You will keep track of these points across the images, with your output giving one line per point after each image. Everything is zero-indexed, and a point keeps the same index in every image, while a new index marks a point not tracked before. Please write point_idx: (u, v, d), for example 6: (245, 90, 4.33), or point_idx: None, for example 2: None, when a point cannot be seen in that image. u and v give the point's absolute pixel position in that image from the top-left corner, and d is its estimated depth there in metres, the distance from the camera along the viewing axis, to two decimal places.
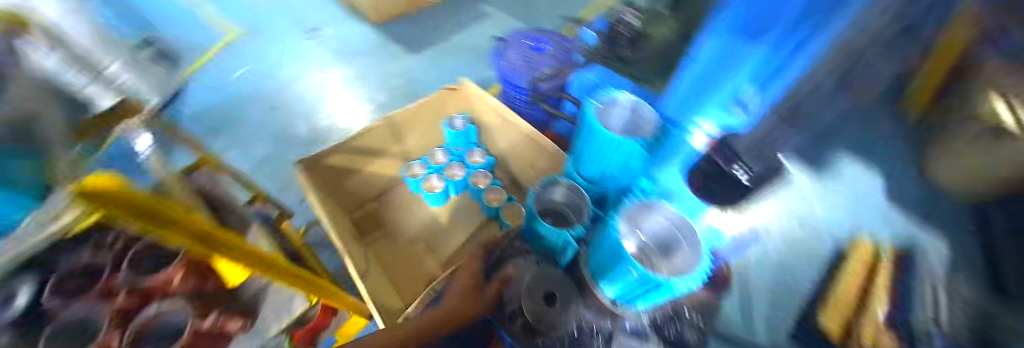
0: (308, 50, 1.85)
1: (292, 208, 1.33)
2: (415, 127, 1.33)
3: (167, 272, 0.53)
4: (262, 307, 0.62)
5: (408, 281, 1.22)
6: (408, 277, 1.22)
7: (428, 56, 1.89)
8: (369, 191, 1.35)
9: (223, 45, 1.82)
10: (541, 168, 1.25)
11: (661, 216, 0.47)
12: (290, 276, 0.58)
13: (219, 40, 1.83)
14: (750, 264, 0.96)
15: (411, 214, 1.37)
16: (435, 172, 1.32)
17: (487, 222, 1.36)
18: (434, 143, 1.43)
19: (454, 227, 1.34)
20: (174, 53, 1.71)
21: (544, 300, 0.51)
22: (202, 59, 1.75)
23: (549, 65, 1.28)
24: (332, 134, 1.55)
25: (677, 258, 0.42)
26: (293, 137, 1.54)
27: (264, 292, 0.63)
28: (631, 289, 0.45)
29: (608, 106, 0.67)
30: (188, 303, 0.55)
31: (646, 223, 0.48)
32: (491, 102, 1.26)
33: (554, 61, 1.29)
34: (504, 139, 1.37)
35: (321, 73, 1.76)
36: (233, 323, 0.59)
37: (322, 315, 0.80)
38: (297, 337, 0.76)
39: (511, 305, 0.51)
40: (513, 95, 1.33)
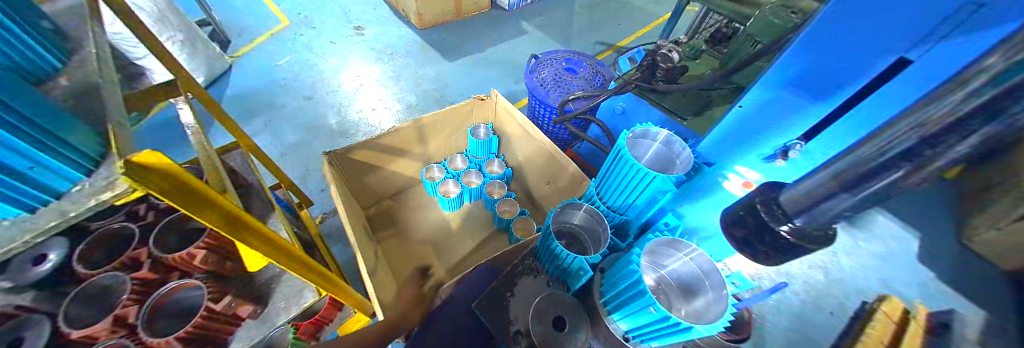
0: (349, 47, 1.96)
1: (313, 197, 1.38)
2: (439, 132, 1.35)
3: (190, 250, 0.59)
4: (274, 295, 0.66)
5: None
6: (412, 281, 1.21)
7: (459, 64, 1.99)
8: (386, 189, 1.38)
9: (271, 33, 1.96)
10: (558, 187, 1.24)
11: (684, 255, 0.45)
12: (304, 267, 0.60)
13: (268, 29, 1.97)
14: (767, 311, 0.95)
15: (422, 216, 1.39)
16: (453, 177, 1.41)
17: (496, 234, 1.36)
18: (456, 150, 1.50)
19: (464, 232, 1.36)
20: (226, 36, 1.85)
21: (553, 325, 0.50)
22: (250, 44, 1.87)
23: (580, 87, 1.28)
24: (361, 129, 1.60)
25: (698, 304, 0.42)
26: (326, 127, 1.59)
27: (279, 279, 0.68)
28: (645, 326, 0.42)
29: (639, 137, 0.61)
30: (207, 281, 0.61)
31: (668, 262, 0.47)
32: (518, 116, 1.26)
33: (586, 84, 1.29)
34: (523, 154, 1.39)
35: (359, 69, 1.85)
36: (246, 308, 0.63)
37: (328, 308, 0.83)
38: (302, 325, 0.82)
39: (516, 325, 0.51)
40: (540, 112, 1.35)
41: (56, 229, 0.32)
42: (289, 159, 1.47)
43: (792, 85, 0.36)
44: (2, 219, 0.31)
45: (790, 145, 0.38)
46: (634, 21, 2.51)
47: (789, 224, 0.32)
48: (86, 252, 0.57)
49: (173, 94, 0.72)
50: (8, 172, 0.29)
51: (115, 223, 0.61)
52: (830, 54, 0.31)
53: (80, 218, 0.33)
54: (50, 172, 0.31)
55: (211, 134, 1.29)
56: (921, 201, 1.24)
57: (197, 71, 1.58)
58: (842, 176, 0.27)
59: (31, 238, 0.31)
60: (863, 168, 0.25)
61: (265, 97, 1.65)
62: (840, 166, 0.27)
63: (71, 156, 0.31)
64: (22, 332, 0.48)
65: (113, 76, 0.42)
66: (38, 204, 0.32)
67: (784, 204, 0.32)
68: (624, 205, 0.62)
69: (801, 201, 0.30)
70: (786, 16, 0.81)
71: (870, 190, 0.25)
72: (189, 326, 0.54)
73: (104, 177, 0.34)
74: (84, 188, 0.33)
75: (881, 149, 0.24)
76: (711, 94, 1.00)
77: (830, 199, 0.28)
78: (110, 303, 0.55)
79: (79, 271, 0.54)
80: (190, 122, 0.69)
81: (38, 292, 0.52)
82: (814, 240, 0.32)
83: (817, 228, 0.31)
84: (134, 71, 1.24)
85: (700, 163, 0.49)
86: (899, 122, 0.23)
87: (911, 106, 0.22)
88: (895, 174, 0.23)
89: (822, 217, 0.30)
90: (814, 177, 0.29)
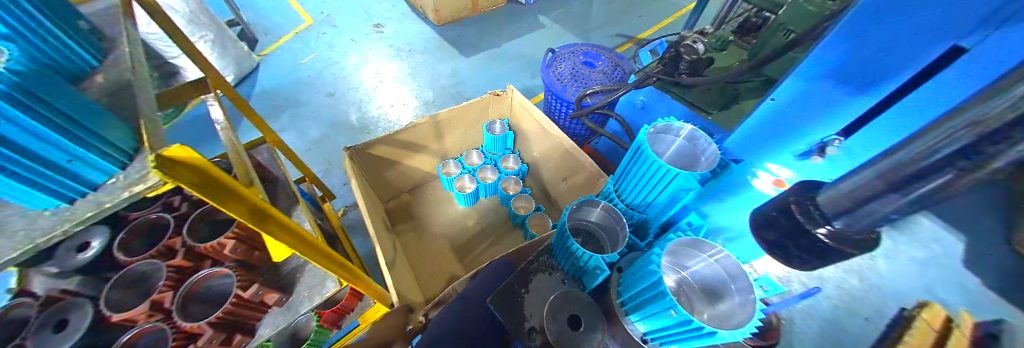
0: (368, 44, 2.00)
1: (335, 190, 1.42)
2: (456, 128, 1.36)
3: (220, 240, 0.62)
4: (299, 284, 0.69)
5: (430, 278, 1.23)
6: (429, 274, 1.23)
7: (475, 60, 1.99)
8: (404, 183, 1.40)
9: (296, 32, 2.03)
10: (575, 184, 1.22)
11: (709, 257, 0.43)
12: (326, 258, 0.62)
13: (293, 29, 2.04)
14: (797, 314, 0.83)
15: (440, 211, 1.41)
16: (469, 172, 1.42)
17: (512, 230, 1.37)
18: (472, 145, 1.51)
19: (480, 227, 1.37)
20: (254, 36, 1.93)
21: (568, 323, 0.49)
22: (276, 43, 1.95)
23: (598, 82, 1.24)
24: (380, 125, 1.63)
25: (723, 308, 0.39)
26: (347, 123, 1.64)
27: (302, 270, 0.71)
28: (665, 328, 0.41)
29: (661, 132, 0.58)
30: (236, 269, 0.65)
31: (690, 263, 0.45)
32: (535, 112, 1.25)
33: (604, 78, 1.26)
34: (540, 149, 1.38)
35: (378, 66, 1.88)
36: (273, 296, 0.66)
37: (350, 297, 0.87)
38: (325, 312, 0.85)
39: (530, 322, 0.50)
40: (557, 107, 1.34)
41: (94, 219, 0.34)
42: (313, 154, 1.52)
43: (831, 74, 0.32)
44: (45, 209, 0.34)
45: (828, 140, 0.34)
46: (658, 13, 2.42)
47: (827, 226, 0.29)
48: (125, 240, 0.62)
49: (204, 91, 0.76)
50: (50, 166, 0.31)
51: (151, 213, 0.66)
52: (872, 43, 0.28)
53: (114, 209, 0.34)
54: (87, 164, 0.33)
55: (240, 130, 1.36)
56: (979, 203, 1.13)
57: (227, 69, 1.65)
58: (888, 175, 0.24)
59: (71, 227, 0.33)
60: (911, 167, 0.22)
61: (289, 94, 1.72)
62: (884, 165, 0.24)
63: (106, 149, 0.33)
64: (71, 314, 0.54)
65: (144, 75, 0.44)
66: (77, 195, 0.34)
67: (822, 205, 0.29)
68: (645, 203, 0.59)
69: (841, 201, 0.28)
70: (822, 3, 0.78)
71: (919, 192, 0.23)
72: (219, 312, 0.58)
73: (137, 170, 0.36)
74: (119, 181, 0.35)
75: (932, 146, 0.21)
76: (739, 88, 0.94)
77: (876, 199, 0.25)
78: (146, 289, 0.59)
79: (120, 258, 0.59)
80: (220, 118, 0.72)
81: (83, 277, 0.59)
82: (858, 244, 0.29)
83: (860, 232, 0.28)
84: (170, 69, 1.31)
85: (728, 160, 0.48)
86: (953, 116, 0.20)
87: (969, 99, 0.20)
88: (946, 177, 0.21)
89: (864, 220, 0.27)
90: (855, 177, 0.26)
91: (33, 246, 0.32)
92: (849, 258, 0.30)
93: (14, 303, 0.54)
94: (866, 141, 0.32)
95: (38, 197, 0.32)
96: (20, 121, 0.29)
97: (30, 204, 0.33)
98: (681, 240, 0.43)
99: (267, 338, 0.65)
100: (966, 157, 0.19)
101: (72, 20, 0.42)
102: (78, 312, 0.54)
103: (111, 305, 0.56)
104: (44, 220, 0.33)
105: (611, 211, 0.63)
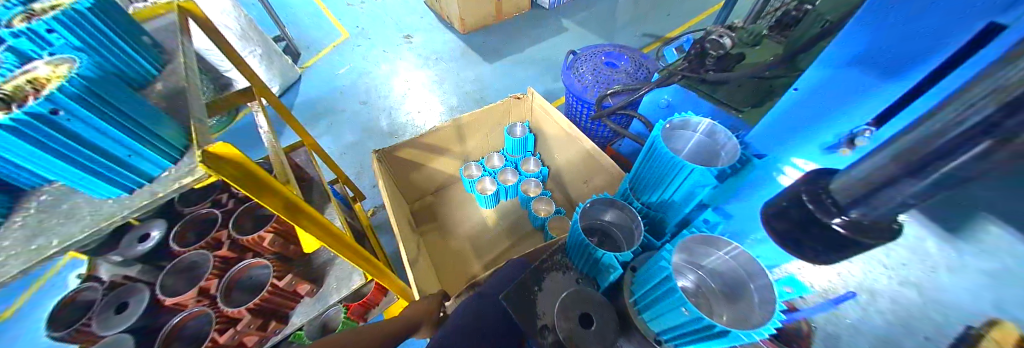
0: (398, 54, 2.12)
1: (365, 191, 1.51)
2: (478, 132, 1.39)
3: (260, 234, 0.70)
4: (327, 277, 0.74)
5: (451, 278, 1.25)
6: (451, 274, 1.26)
7: (499, 65, 2.03)
8: (429, 185, 1.46)
9: (333, 45, 2.19)
10: (596, 185, 1.21)
11: (724, 254, 0.41)
12: (353, 253, 0.66)
13: (331, 42, 2.21)
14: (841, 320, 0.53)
15: (462, 212, 1.44)
16: (489, 175, 1.42)
17: (532, 232, 1.37)
18: (492, 148, 1.53)
19: (500, 228, 1.39)
20: (297, 50, 2.11)
21: (579, 322, 0.48)
22: (316, 56, 2.11)
23: (620, 82, 1.22)
24: (407, 130, 1.71)
25: (741, 308, 0.37)
26: (376, 129, 1.73)
27: (331, 263, 0.76)
28: (676, 328, 0.39)
29: (678, 127, 0.56)
30: (275, 261, 0.71)
31: (705, 261, 0.43)
32: (556, 115, 1.25)
33: (627, 78, 1.23)
34: (561, 153, 1.37)
35: (406, 74, 1.98)
36: (303, 287, 0.71)
37: (375, 292, 0.93)
38: (352, 306, 0.92)
39: (542, 319, 0.49)
40: (578, 109, 1.33)
41: (149, 207, 0.40)
42: (346, 158, 1.63)
43: (854, 64, 0.32)
44: (107, 198, 0.40)
45: (859, 131, 0.32)
46: (691, 11, 2.34)
47: (842, 216, 0.26)
48: (181, 232, 0.71)
49: (250, 99, 0.85)
50: (112, 158, 0.37)
51: (202, 209, 0.75)
52: (893, 26, 0.28)
53: (166, 199, 0.40)
54: (143, 158, 0.39)
55: (282, 136, 1.49)
56: None
57: (272, 81, 1.82)
58: (902, 156, 0.21)
59: (131, 213, 0.39)
60: (928, 146, 0.19)
61: (324, 102, 1.86)
62: (900, 145, 0.21)
63: (158, 146, 0.40)
64: (129, 297, 0.63)
65: (190, 83, 0.50)
66: (135, 185, 0.40)
67: (834, 192, 0.26)
68: (660, 202, 0.57)
69: (856, 187, 0.24)
70: None
71: (938, 175, 0.19)
72: (255, 299, 0.64)
73: (185, 164, 0.42)
74: (171, 173, 0.41)
75: (957, 117, 0.18)
76: (775, 83, 0.85)
77: (893, 184, 0.22)
78: (195, 277, 0.68)
79: (175, 249, 0.68)
80: (263, 124, 0.80)
81: (144, 266, 0.68)
82: (878, 232, 0.25)
83: (880, 219, 0.25)
84: (224, 82, 1.48)
85: (751, 155, 0.47)
86: (976, 84, 0.17)
87: (997, 61, 0.17)
88: (977, 149, 0.17)
89: (882, 207, 0.23)
90: (868, 160, 0.23)
91: (98, 229, 0.38)
92: (871, 248, 0.26)
93: (83, 287, 0.64)
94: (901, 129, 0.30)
95: (102, 186, 0.38)
96: (93, 121, 0.35)
97: (95, 192, 0.39)
98: (698, 237, 0.41)
99: (299, 326, 0.70)
100: (988, 130, 0.16)
101: (138, 41, 0.50)
102: (135, 296, 0.63)
103: (161, 289, 0.64)
104: (108, 206, 0.39)
105: (623, 212, 0.62)
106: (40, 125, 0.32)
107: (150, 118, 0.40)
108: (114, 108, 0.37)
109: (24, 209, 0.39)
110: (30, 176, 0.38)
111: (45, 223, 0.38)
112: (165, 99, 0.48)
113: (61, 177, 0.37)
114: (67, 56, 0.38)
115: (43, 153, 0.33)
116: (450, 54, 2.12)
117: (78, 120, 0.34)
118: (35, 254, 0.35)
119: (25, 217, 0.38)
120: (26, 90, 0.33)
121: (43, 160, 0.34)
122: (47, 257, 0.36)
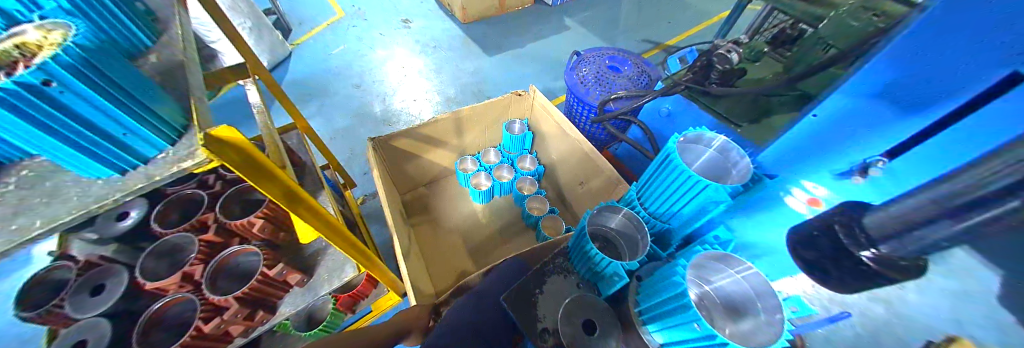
0: (395, 39, 2.05)
1: (355, 178, 1.47)
2: (477, 125, 1.37)
3: (251, 219, 0.66)
4: (319, 267, 0.71)
5: (441, 272, 1.24)
6: (441, 267, 1.25)
7: (499, 59, 2.00)
8: (422, 177, 1.43)
9: (328, 23, 2.10)
10: (592, 188, 1.21)
11: (736, 272, 0.42)
12: (347, 243, 0.63)
13: (325, 20, 2.12)
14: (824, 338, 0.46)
15: (455, 206, 1.42)
16: (485, 170, 1.42)
17: (525, 230, 1.37)
18: (490, 143, 1.51)
19: (494, 224, 1.38)
20: (289, 25, 2.02)
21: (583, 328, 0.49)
22: (309, 33, 2.03)
23: (623, 87, 1.22)
24: (403, 118, 1.67)
25: (746, 324, 0.39)
26: (370, 115, 1.68)
27: (323, 253, 0.73)
28: (684, 341, 0.40)
29: (691, 141, 0.57)
30: (263, 248, 0.68)
31: (715, 278, 0.44)
32: (556, 114, 1.24)
33: (629, 83, 1.23)
34: (558, 151, 1.37)
35: (404, 60, 1.93)
36: (294, 277, 0.68)
37: (365, 284, 0.92)
38: (341, 297, 0.89)
39: (542, 323, 0.49)
40: (579, 110, 1.33)
41: (143, 191, 0.37)
42: (337, 142, 1.57)
43: (875, 98, 0.34)
44: (97, 179, 0.37)
45: (872, 161, 0.34)
46: (689, 20, 2.37)
47: (871, 250, 0.30)
48: (163, 212, 0.68)
49: (245, 76, 0.80)
50: (106, 136, 0.34)
51: (187, 190, 0.71)
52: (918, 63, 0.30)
53: (162, 183, 0.38)
54: (139, 138, 0.36)
55: (273, 115, 1.44)
56: None
57: (262, 56, 1.74)
58: (943, 201, 0.24)
59: (122, 197, 0.36)
60: (972, 194, 0.23)
61: (315, 81, 1.79)
62: (941, 193, 0.25)
63: (156, 125, 0.37)
64: (106, 279, 0.59)
65: (189, 58, 0.47)
66: (128, 166, 0.37)
67: (869, 229, 0.30)
68: (667, 213, 0.58)
69: (889, 226, 0.28)
70: (867, 18, 0.71)
71: (971, 222, 0.23)
72: (244, 288, 0.61)
73: (184, 147, 0.40)
74: (168, 155, 0.39)
75: (987, 177, 0.22)
76: (771, 100, 0.89)
77: (927, 225, 0.25)
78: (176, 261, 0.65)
79: (155, 230, 0.64)
80: (256, 102, 0.76)
81: (119, 245, 0.64)
82: (902, 268, 0.29)
83: (906, 257, 0.28)
84: (210, 53, 1.40)
85: (763, 175, 0.47)
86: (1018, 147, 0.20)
87: None
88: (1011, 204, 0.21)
89: (912, 245, 0.27)
90: (907, 202, 0.27)
91: (87, 211, 0.35)
92: (895, 281, 0.30)
93: (55, 265, 0.60)
94: (913, 166, 0.32)
95: (94, 166, 0.35)
96: (87, 95, 0.32)
97: (85, 171, 0.36)
98: (714, 254, 0.43)
99: (286, 317, 0.67)
100: None
101: (131, 6, 0.46)
102: (113, 278, 0.60)
103: (141, 272, 0.60)
104: (96, 187, 0.36)
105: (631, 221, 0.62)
106: (30, 96, 0.29)
107: (145, 94, 0.37)
108: (106, 78, 0.34)
109: (3, 184, 0.36)
110: (12, 149, 0.35)
111: (26, 202, 0.35)
112: (162, 72, 0.45)
113: (46, 152, 0.33)
114: (61, 21, 0.34)
115: (36, 130, 0.30)
116: (450, 43, 2.07)
117: (71, 93, 0.31)
118: (16, 235, 0.32)
119: (3, 193, 0.35)
120: (14, 55, 0.31)
121: (31, 136, 0.31)
122: (31, 240, 0.33)
